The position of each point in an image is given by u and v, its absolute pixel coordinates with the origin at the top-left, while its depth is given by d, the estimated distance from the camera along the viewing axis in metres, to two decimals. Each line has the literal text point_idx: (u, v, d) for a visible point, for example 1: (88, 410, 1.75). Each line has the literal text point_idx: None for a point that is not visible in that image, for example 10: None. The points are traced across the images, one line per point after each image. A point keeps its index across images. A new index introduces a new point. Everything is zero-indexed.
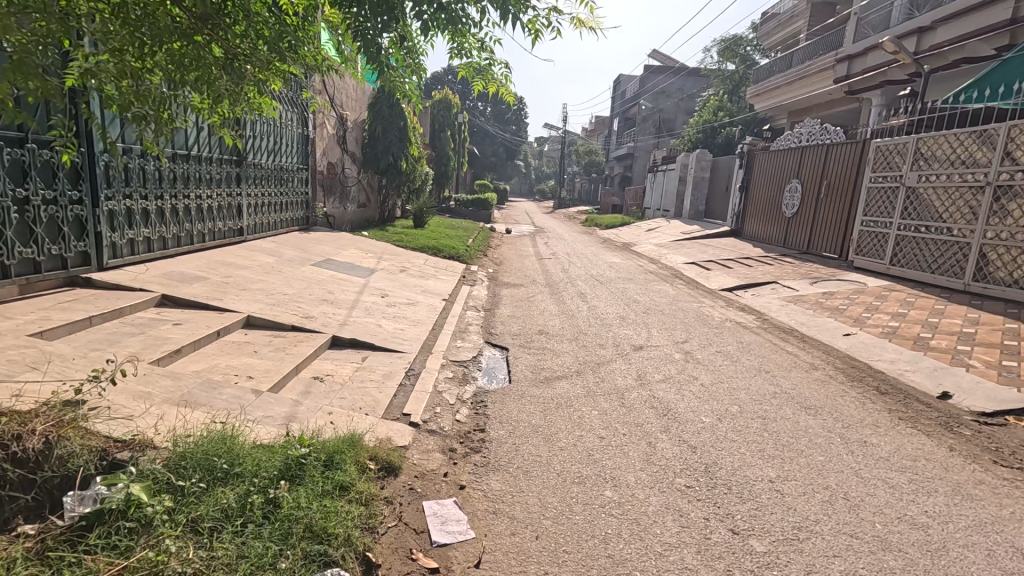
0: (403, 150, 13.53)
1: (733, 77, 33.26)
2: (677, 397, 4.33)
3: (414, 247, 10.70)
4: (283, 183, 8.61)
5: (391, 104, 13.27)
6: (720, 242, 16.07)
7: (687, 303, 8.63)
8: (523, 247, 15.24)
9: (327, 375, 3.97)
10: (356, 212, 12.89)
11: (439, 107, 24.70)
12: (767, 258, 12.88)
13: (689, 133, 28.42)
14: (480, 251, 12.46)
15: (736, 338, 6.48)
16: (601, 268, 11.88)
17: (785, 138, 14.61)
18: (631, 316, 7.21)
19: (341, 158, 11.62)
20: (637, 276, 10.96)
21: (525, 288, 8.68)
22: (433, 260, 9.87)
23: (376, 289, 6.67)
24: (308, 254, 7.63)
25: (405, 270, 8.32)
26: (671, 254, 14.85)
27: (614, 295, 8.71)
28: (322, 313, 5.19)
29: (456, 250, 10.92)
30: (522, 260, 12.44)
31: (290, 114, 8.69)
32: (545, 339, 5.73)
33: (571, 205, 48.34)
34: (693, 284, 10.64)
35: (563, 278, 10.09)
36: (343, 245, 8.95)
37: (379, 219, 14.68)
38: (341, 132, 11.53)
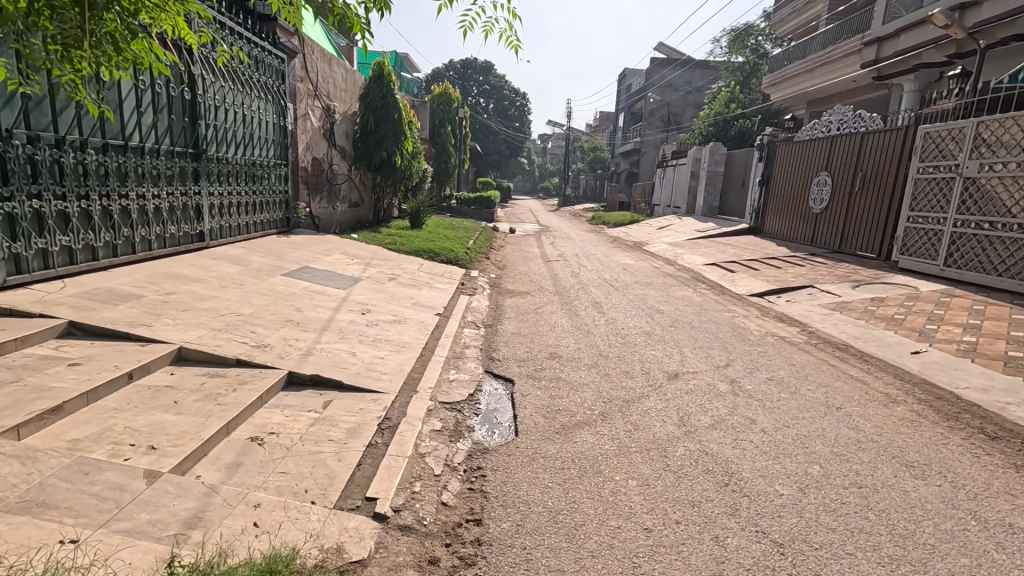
0: (397, 144, 12.54)
1: (744, 68, 32.00)
2: (735, 454, 3.28)
3: (407, 250, 9.66)
4: (255, 181, 7.59)
5: (384, 94, 12.28)
6: (740, 240, 14.99)
7: (717, 312, 7.58)
8: (528, 248, 14.20)
9: (270, 435, 2.94)
10: (347, 213, 11.91)
11: (439, 102, 23.89)
12: (795, 258, 11.78)
13: (699, 127, 27.25)
14: (483, 254, 11.43)
15: (786, 359, 5.44)
16: (615, 271, 10.84)
17: (811, 128, 13.49)
18: (657, 332, 6.17)
19: (328, 153, 10.64)
20: (655, 280, 9.92)
21: (533, 298, 7.65)
22: (429, 265, 8.83)
23: (358, 304, 5.65)
24: (281, 262, 6.61)
25: (395, 279, 7.30)
26: (688, 254, 13.77)
27: (635, 304, 7.66)
28: (282, 339, 4.16)
29: (454, 254, 9.91)
30: (529, 262, 11.40)
31: (261, 101, 7.67)
32: (558, 366, 4.69)
33: (577, 203, 47.32)
34: (718, 288, 9.59)
35: (574, 284, 9.06)
36: (326, 250, 7.93)
37: (373, 219, 13.69)
38: (328, 125, 10.56)
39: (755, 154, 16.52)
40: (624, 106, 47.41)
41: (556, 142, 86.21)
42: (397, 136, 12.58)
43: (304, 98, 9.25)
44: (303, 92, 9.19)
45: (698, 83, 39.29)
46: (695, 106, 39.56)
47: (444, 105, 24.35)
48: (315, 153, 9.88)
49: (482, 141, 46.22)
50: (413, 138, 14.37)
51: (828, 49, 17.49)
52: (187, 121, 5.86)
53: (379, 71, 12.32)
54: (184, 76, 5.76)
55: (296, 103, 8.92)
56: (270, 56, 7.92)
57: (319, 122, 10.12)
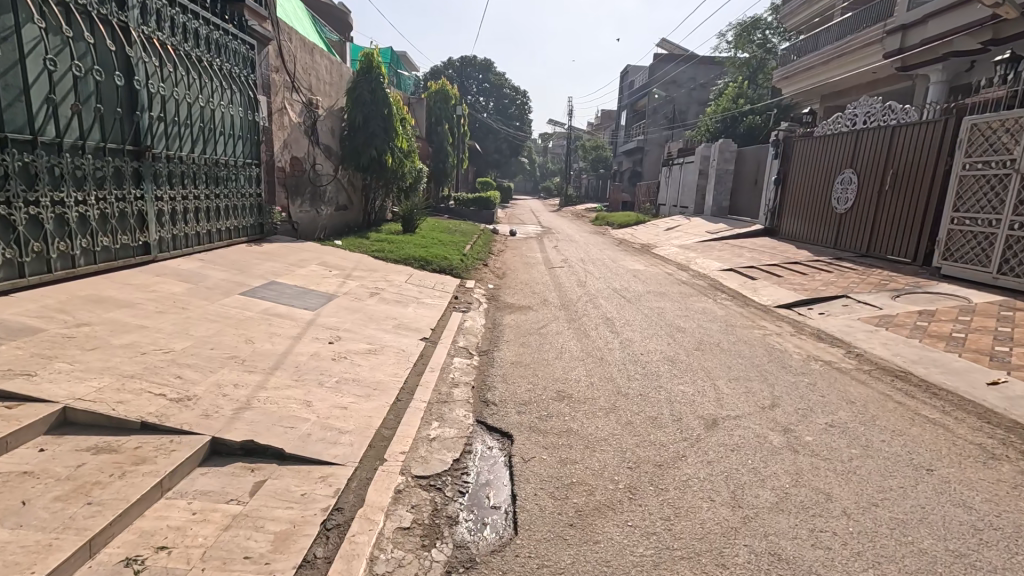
0: (388, 142, 11.67)
1: (750, 63, 31.00)
2: (820, 559, 2.36)
3: (393, 257, 8.72)
4: (218, 183, 6.63)
5: (372, 89, 11.41)
6: (755, 243, 14.08)
7: (746, 329, 6.66)
8: (530, 252, 13.29)
9: (157, 554, 2.02)
10: (333, 216, 11.04)
11: (437, 100, 23.56)
12: (819, 263, 10.86)
13: (707, 124, 26.28)
14: (480, 260, 10.50)
15: (842, 393, 4.52)
16: (625, 278, 9.96)
17: (834, 122, 12.54)
18: (683, 358, 5.25)
19: (311, 153, 9.76)
20: (669, 289, 9.03)
21: (536, 314, 6.74)
22: (418, 277, 7.93)
23: (328, 329, 4.74)
24: (244, 276, 5.70)
25: (378, 294, 6.39)
26: (702, 259, 12.85)
27: (653, 321, 6.76)
28: (216, 386, 3.25)
29: (448, 262, 9.00)
30: (530, 270, 10.48)
31: (226, 93, 6.74)
32: (568, 412, 3.76)
33: (580, 203, 46.37)
34: (740, 299, 8.69)
35: (581, 295, 8.16)
36: (301, 261, 7.02)
37: (364, 224, 12.82)
38: (310, 122, 9.69)
39: (770, 151, 15.58)
40: (627, 103, 46.42)
41: (558, 141, 85.22)
42: (388, 133, 11.71)
43: (280, 91, 8.37)
44: (279, 84, 8.32)
45: (703, 79, 38.23)
46: (702, 102, 38.39)
47: (443, 102, 23.86)
48: (295, 152, 9.00)
49: (483, 141, 45.38)
50: (406, 136, 13.49)
51: (845, 39, 16.57)
52: (123, 112, 4.90)
53: (368, 64, 11.46)
54: (118, 59, 4.81)
55: (270, 96, 8.04)
56: (236, 41, 6.96)
57: (300, 118, 9.24)
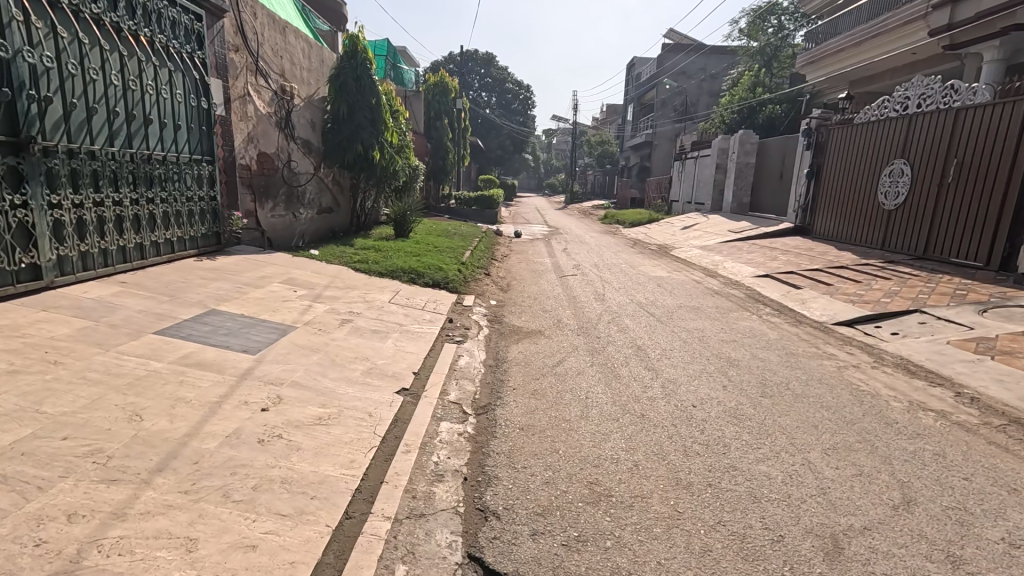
0: (376, 135, 10.40)
1: (764, 51, 29.51)
2: None
3: (377, 269, 7.44)
4: (153, 184, 5.32)
5: (357, 75, 10.15)
6: (787, 243, 12.71)
7: (813, 359, 5.32)
8: (538, 257, 11.99)
9: None
10: (313, 220, 9.78)
11: (436, 92, 22.55)
12: (869, 268, 9.50)
13: (721, 115, 24.83)
14: (480, 269, 9.20)
15: (991, 472, 3.18)
16: (648, 288, 8.65)
17: (879, 106, 11.11)
18: (750, 412, 3.92)
19: (284, 148, 8.48)
20: (702, 303, 7.73)
21: (549, 342, 5.42)
22: (406, 294, 6.61)
23: (267, 386, 3.43)
24: (172, 306, 4.41)
25: (352, 322, 5.09)
26: (731, 262, 11.48)
27: (696, 349, 5.42)
28: (31, 525, 1.95)
29: (443, 273, 7.69)
30: (539, 279, 9.17)
31: (161, 72, 5.44)
32: (610, 532, 2.45)
33: (586, 200, 44.99)
34: (788, 314, 7.35)
35: (601, 313, 6.86)
36: (261, 280, 5.74)
37: (352, 228, 11.55)
38: (284, 113, 8.41)
39: (800, 141, 14.19)
40: (634, 97, 44.92)
41: (562, 137, 83.71)
42: (375, 125, 10.43)
43: (241, 75, 7.09)
44: (240, 66, 7.05)
45: (713, 69, 36.63)
46: (712, 94, 36.85)
47: (442, 96, 22.68)
48: (263, 147, 7.71)
49: (484, 137, 44.01)
50: (399, 130, 12.23)
51: (880, 18, 15.15)
52: None
53: (352, 48, 10.19)
54: None
55: (227, 79, 6.75)
56: (174, 8, 5.65)
57: (270, 107, 7.96)
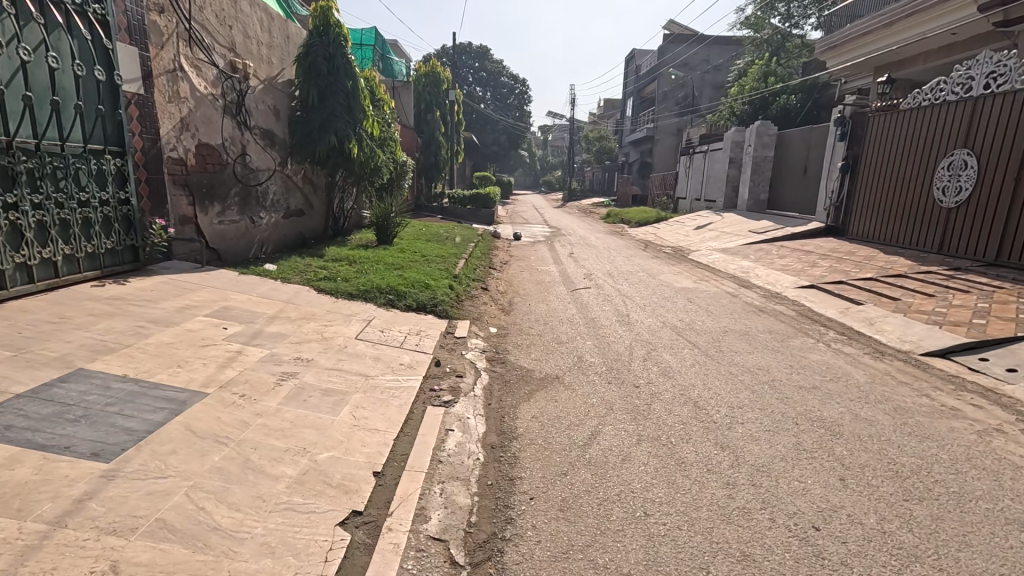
0: (352, 126, 8.88)
1: (771, 40, 28.09)
2: None
3: (348, 287, 5.93)
4: (14, 183, 3.85)
5: (330, 54, 8.64)
6: (822, 245, 11.30)
7: (935, 419, 3.86)
8: (543, 264, 10.51)
9: None
10: (277, 226, 8.28)
11: (427, 83, 20.87)
12: (934, 277, 8.08)
13: (731, 105, 23.36)
14: (475, 283, 7.71)
15: None
16: (678, 305, 7.22)
17: (933, 89, 9.72)
18: (908, 542, 2.45)
19: (236, 140, 6.97)
20: (749, 326, 6.30)
21: (572, 399, 3.93)
22: (381, 325, 5.09)
23: (100, 541, 1.93)
24: (8, 369, 2.91)
25: (295, 379, 3.59)
26: (763, 270, 10.04)
27: (774, 407, 3.95)
28: None
29: (431, 292, 6.18)
30: (547, 294, 7.69)
31: (24, 26, 3.93)
32: None
33: (585, 198, 43.67)
34: (859, 340, 5.91)
35: (630, 344, 5.40)
36: (178, 314, 4.22)
37: (327, 234, 10.04)
38: (235, 97, 6.91)
39: (832, 132, 12.80)
40: (633, 90, 43.40)
41: (558, 134, 82.38)
42: (352, 114, 8.92)
43: (170, 45, 5.58)
44: (169, 32, 5.55)
45: (717, 60, 35.11)
46: (716, 86, 35.30)
47: (433, 87, 20.99)
48: (204, 137, 6.20)
49: (479, 133, 42.36)
50: (382, 121, 10.73)
51: None
52: None
53: (323, 23, 8.68)
54: None
55: (146, 47, 5.26)
56: None
57: (216, 89, 6.45)
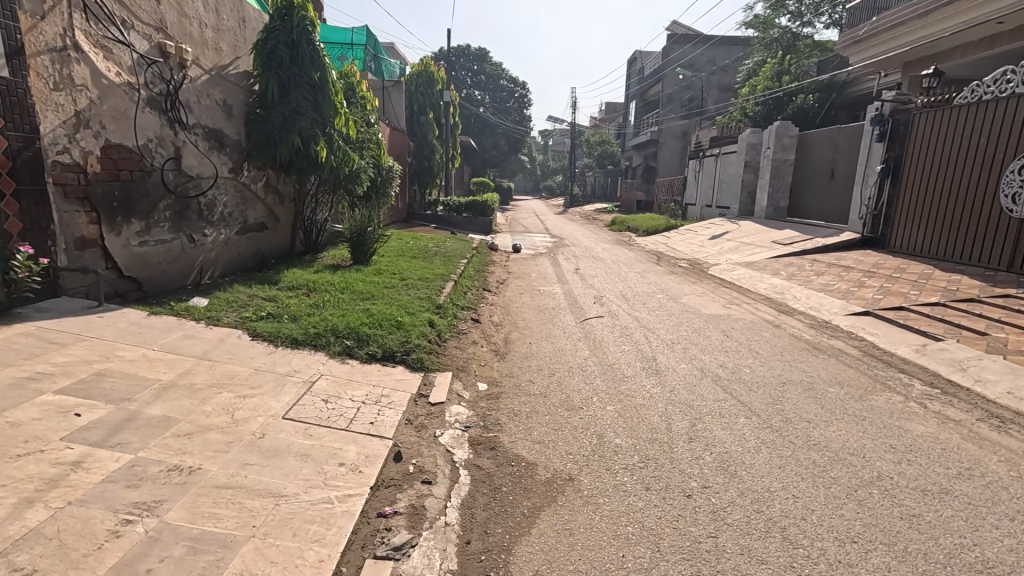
0: (321, 125, 7.55)
1: (782, 39, 26.86)
2: None
3: (294, 330, 4.56)
4: None
5: (294, 40, 7.31)
6: (863, 260, 9.95)
7: None
8: (546, 284, 9.16)
9: None
10: (228, 244, 6.97)
11: (420, 82, 19.69)
12: (1017, 303, 6.72)
13: (744, 105, 22.29)
14: (465, 313, 6.38)
15: None
16: (713, 342, 5.88)
17: (999, 80, 8.39)
18: None
19: (165, 140, 5.64)
20: (809, 375, 4.94)
21: (596, 534, 2.53)
22: (327, 391, 3.71)
23: None
24: None
25: (153, 519, 2.22)
26: (801, 290, 8.69)
27: (908, 543, 2.55)
28: None
29: (405, 333, 4.84)
30: (553, 326, 6.34)
31: None
32: None
33: (586, 203, 42.42)
34: (959, 396, 4.54)
35: (664, 409, 4.04)
36: (10, 395, 2.85)
37: (296, 250, 8.73)
38: (164, 87, 5.60)
39: (868, 131, 11.48)
40: (635, 92, 42.22)
41: (559, 138, 81.23)
42: (321, 112, 7.60)
43: (55, 16, 4.29)
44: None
45: (722, 60, 33.91)
46: (723, 87, 34.03)
47: (426, 86, 19.86)
48: (113, 135, 4.89)
49: (477, 137, 41.20)
50: (361, 120, 9.39)
51: None
52: None
53: (286, 3, 7.36)
54: None
55: (14, 17, 3.98)
56: None
57: (134, 77, 5.15)
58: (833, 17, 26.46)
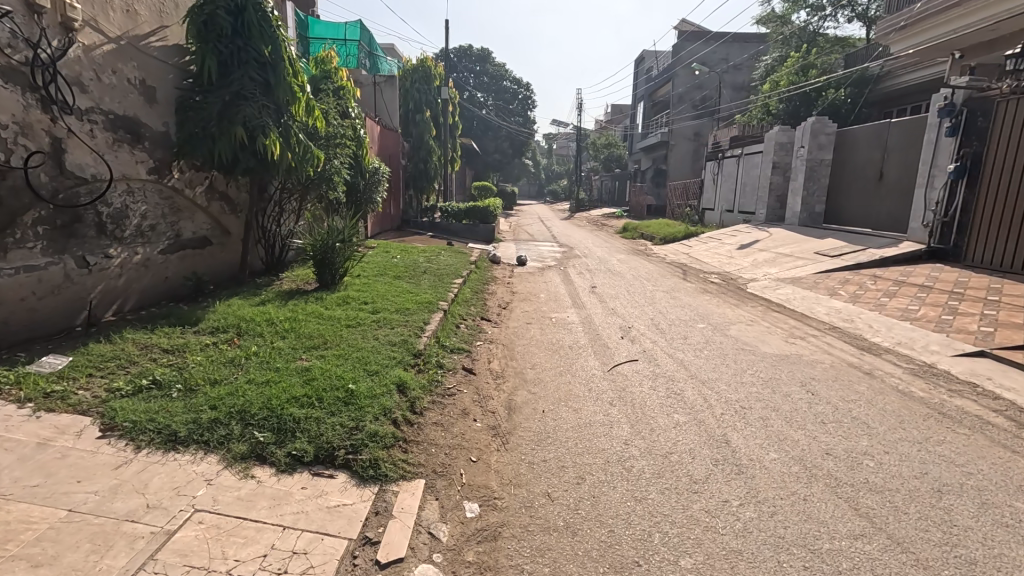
0: (273, 114, 5.95)
1: (802, 34, 25.27)
2: None
3: (179, 415, 2.92)
4: None
5: (237, 4, 5.69)
6: (939, 278, 8.28)
7: None
8: (559, 309, 7.52)
9: None
10: (150, 266, 5.37)
11: (416, 78, 18.12)
12: None
13: (766, 102, 20.66)
14: (452, 363, 4.73)
15: None
16: (797, 406, 4.23)
17: None
18: None
19: (34, 127, 4.06)
20: (967, 472, 3.26)
21: None
22: (189, 556, 2.07)
23: None
24: None
25: None
26: (874, 317, 7.02)
27: None
28: None
29: (356, 412, 3.19)
30: (572, 378, 4.70)
31: None
32: None
33: (593, 208, 40.84)
34: None
35: (777, 565, 2.39)
36: None
37: (251, 270, 7.13)
38: (29, 53, 4.01)
39: (935, 124, 9.82)
40: (643, 93, 40.65)
41: (563, 142, 79.86)
42: (273, 97, 5.99)
43: None
44: None
45: (736, 59, 32.32)
46: (737, 87, 32.38)
47: (422, 83, 18.18)
48: None
49: (479, 139, 39.83)
50: (334, 111, 7.74)
51: None
52: None
53: None
54: None
55: None
56: None
57: None
58: (856, 11, 24.63)
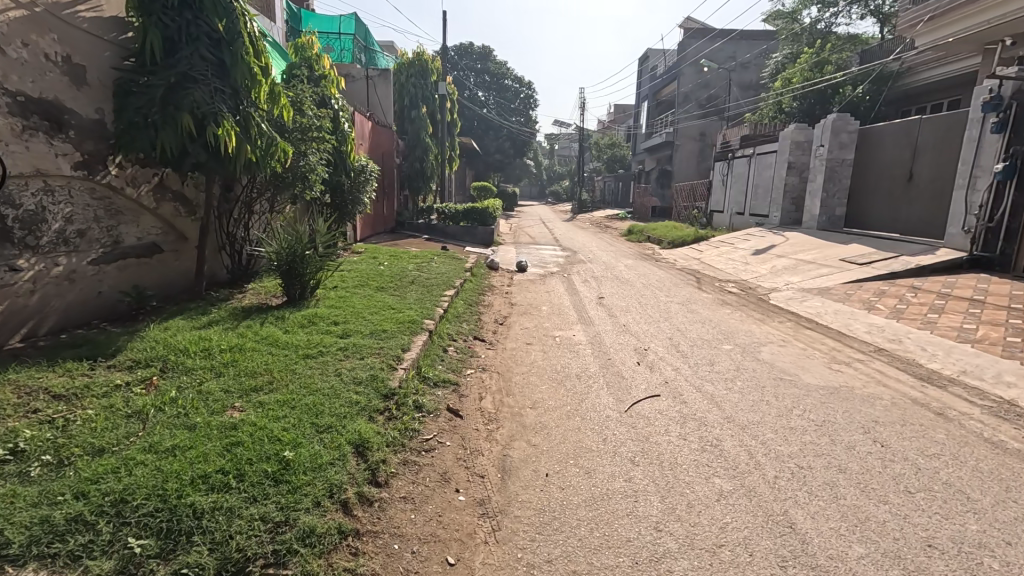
0: (227, 99, 5.06)
1: (813, 31, 24.34)
2: None
3: (25, 511, 2.04)
4: None
5: None
6: (990, 290, 7.35)
7: None
8: (562, 325, 6.60)
9: None
10: (77, 279, 4.50)
11: (411, 72, 17.29)
12: None
13: (778, 100, 19.75)
14: (433, 404, 3.83)
15: None
16: (867, 466, 3.31)
17: None
18: None
19: None
20: None
21: None
22: None
23: None
24: None
25: None
26: (926, 337, 6.10)
27: None
28: None
29: (285, 497, 2.30)
30: (581, 422, 3.79)
31: None
32: None
33: (595, 210, 39.97)
34: None
35: None
36: None
37: (211, 281, 6.25)
38: None
39: (979, 120, 8.92)
40: (647, 92, 39.75)
41: (566, 143, 79.01)
42: (227, 80, 5.10)
43: None
44: None
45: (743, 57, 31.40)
46: (745, 86, 31.47)
47: (418, 77, 17.33)
48: None
49: (480, 139, 39.03)
50: (310, 100, 6.83)
51: None
52: None
53: None
54: None
55: None
56: None
57: None
58: (869, 6, 23.63)
